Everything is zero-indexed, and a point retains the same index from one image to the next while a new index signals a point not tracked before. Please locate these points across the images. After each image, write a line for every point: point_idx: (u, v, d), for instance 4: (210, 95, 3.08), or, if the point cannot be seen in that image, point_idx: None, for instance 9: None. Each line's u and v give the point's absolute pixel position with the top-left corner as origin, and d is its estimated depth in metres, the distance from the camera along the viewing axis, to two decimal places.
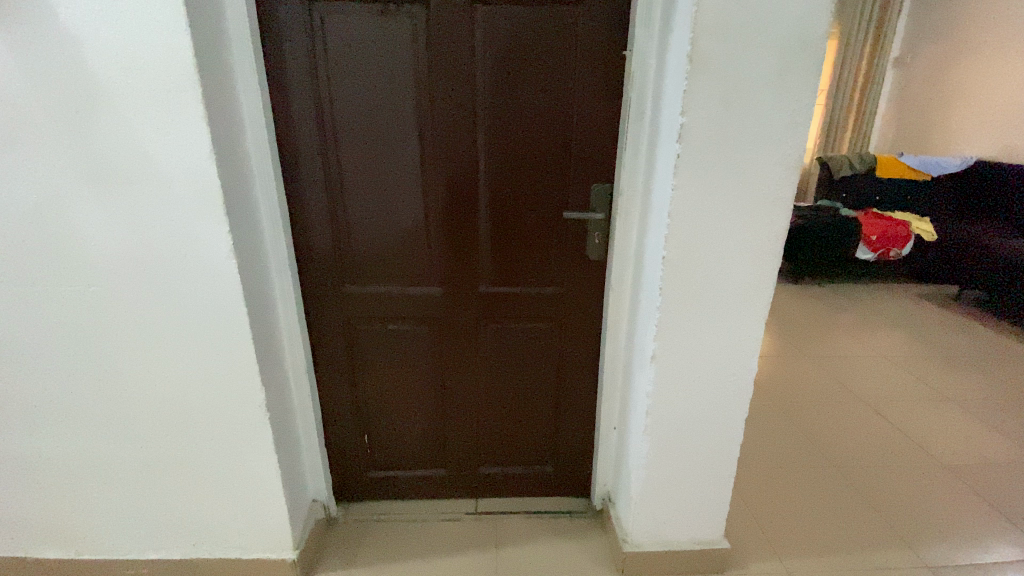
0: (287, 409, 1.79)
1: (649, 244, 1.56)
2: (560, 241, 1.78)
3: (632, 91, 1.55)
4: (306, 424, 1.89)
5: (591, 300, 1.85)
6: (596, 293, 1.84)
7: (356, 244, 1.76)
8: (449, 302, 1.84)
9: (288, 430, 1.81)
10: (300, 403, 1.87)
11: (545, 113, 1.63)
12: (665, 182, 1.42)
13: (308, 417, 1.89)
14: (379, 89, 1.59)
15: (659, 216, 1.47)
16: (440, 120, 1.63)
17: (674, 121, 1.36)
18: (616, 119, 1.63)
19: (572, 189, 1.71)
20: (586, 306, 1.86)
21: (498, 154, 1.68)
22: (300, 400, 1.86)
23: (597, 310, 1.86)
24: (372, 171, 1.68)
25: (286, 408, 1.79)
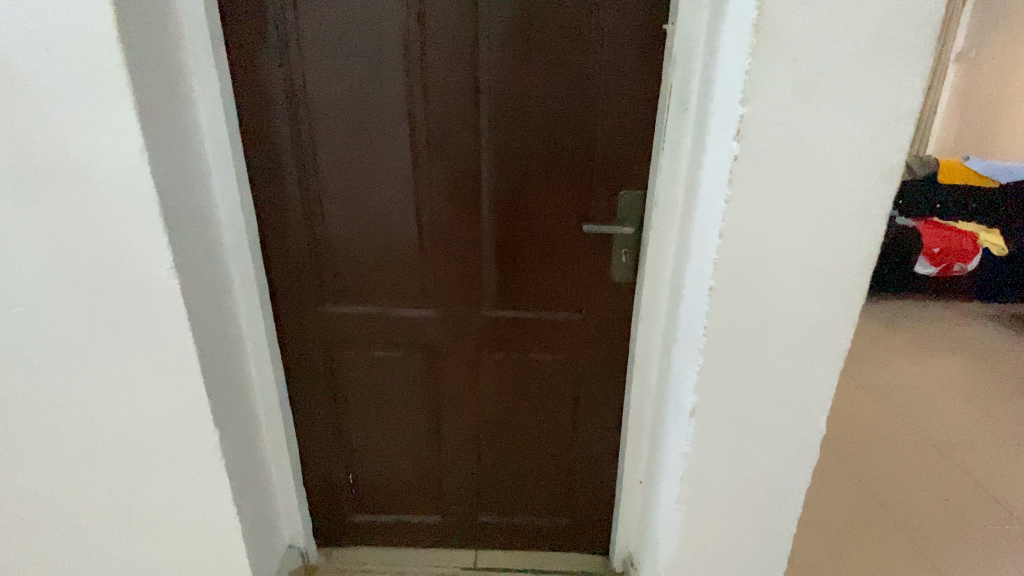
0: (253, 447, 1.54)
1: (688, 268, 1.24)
2: (578, 259, 1.47)
3: (673, 75, 1.23)
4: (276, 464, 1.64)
5: (615, 330, 1.54)
6: (622, 321, 1.53)
7: (338, 257, 1.49)
8: (445, 329, 1.56)
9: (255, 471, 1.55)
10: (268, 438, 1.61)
11: (562, 103, 1.33)
12: (716, 190, 1.10)
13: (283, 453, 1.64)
14: (361, 72, 1.31)
15: (705, 236, 1.15)
16: (436, 112, 1.35)
17: (730, 112, 1.03)
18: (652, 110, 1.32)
19: (593, 196, 1.41)
20: (610, 337, 1.55)
21: (505, 153, 1.38)
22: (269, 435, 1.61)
23: (623, 341, 1.55)
24: (354, 171, 1.40)
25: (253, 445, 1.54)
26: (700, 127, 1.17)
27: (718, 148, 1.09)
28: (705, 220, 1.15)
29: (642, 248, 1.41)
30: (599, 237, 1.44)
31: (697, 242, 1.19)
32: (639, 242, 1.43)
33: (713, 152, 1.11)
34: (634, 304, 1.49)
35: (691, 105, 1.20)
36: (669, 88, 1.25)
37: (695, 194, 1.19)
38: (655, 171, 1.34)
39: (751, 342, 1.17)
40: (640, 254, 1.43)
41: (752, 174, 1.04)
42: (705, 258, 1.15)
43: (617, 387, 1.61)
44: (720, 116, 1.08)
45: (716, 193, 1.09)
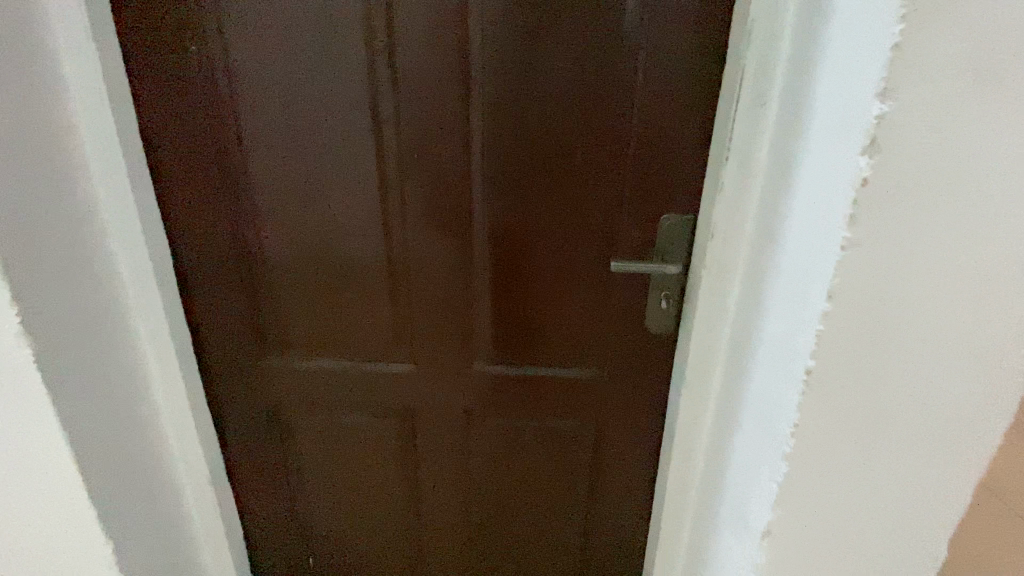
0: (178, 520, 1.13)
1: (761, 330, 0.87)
2: (602, 306, 1.11)
3: (747, 58, 0.86)
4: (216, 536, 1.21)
5: (647, 393, 1.17)
6: (655, 381, 1.16)
7: (283, 299, 1.13)
8: (426, 394, 1.18)
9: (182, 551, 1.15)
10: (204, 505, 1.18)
11: (586, 101, 0.97)
12: (819, 226, 0.73)
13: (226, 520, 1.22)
14: (309, 55, 0.95)
15: (796, 289, 0.78)
16: (411, 109, 0.98)
17: (852, 109, 0.66)
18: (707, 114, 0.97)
19: (625, 224, 1.05)
20: (640, 402, 1.18)
21: (506, 166, 1.02)
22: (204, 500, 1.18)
23: (656, 407, 1.19)
24: (302, 188, 1.04)
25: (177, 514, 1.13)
26: (787, 132, 0.80)
27: (822, 164, 0.72)
28: (797, 267, 0.78)
29: (691, 291, 1.04)
30: (633, 278, 1.08)
31: (778, 295, 0.82)
32: (684, 285, 1.07)
33: (810, 169, 0.74)
34: (675, 364, 1.12)
35: (771, 100, 0.83)
36: (738, 77, 0.89)
37: (776, 228, 0.82)
38: (712, 190, 0.97)
39: (856, 441, 0.82)
40: (685, 300, 1.06)
41: (884, 209, 0.68)
42: (796, 323, 0.78)
43: (648, 469, 1.25)
44: (825, 114, 0.71)
45: (820, 232, 0.72)
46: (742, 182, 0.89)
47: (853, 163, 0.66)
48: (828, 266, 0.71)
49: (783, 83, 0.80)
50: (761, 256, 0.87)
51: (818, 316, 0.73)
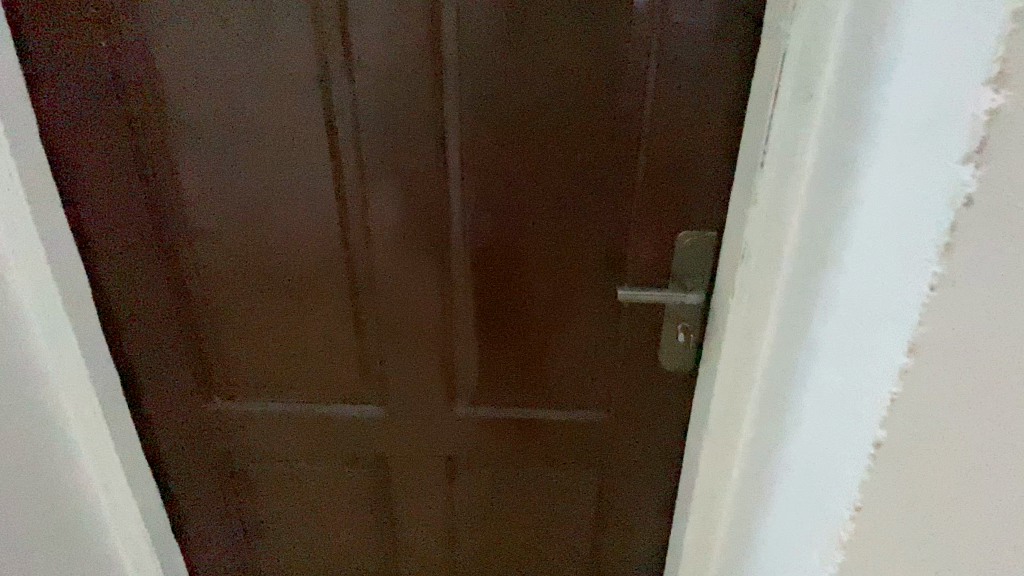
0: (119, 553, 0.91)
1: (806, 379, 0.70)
2: (607, 344, 0.94)
3: (787, 40, 0.69)
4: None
5: (662, 441, 1.00)
6: (671, 427, 0.99)
7: (230, 338, 0.96)
8: (402, 445, 1.02)
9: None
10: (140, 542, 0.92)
11: (584, 103, 0.81)
12: (890, 254, 0.55)
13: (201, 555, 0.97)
14: (250, 52, 0.79)
15: (857, 333, 0.60)
16: (375, 114, 0.82)
17: (943, 100, 0.49)
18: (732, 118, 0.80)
19: (633, 249, 0.88)
20: (653, 451, 1.01)
21: (490, 180, 0.85)
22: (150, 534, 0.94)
23: (673, 457, 1.01)
24: (248, 210, 0.87)
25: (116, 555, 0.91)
26: (839, 133, 0.63)
27: (895, 173, 0.55)
28: (857, 306, 0.60)
29: (714, 325, 0.87)
30: (644, 310, 0.91)
31: (830, 338, 0.65)
32: (706, 316, 0.90)
33: (876, 181, 0.57)
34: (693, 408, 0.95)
35: (820, 92, 0.66)
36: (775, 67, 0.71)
37: (827, 253, 0.65)
38: (740, 204, 0.80)
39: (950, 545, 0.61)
40: (707, 335, 0.89)
41: (990, 238, 0.50)
42: (858, 377, 0.60)
43: (661, 530, 1.08)
44: (898, 109, 0.54)
45: (891, 263, 0.55)
46: (779, 194, 0.72)
47: (949, 173, 0.49)
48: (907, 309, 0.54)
49: (835, 70, 0.63)
50: (805, 288, 0.69)
51: (894, 373, 0.56)
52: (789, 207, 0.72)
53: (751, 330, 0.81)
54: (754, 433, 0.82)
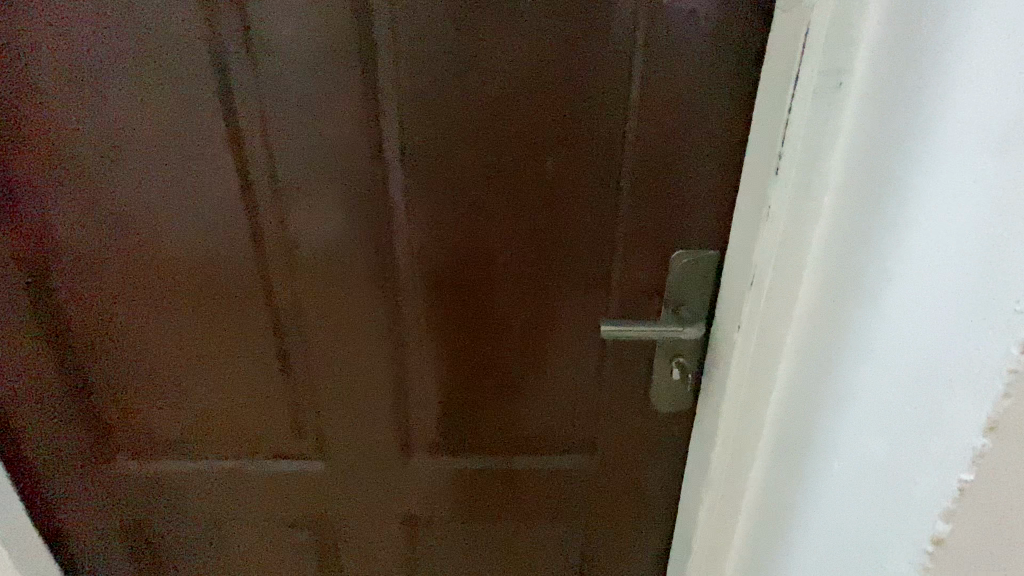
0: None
1: (835, 444, 0.56)
2: (588, 386, 0.80)
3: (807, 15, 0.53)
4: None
5: (652, 491, 0.86)
6: (664, 475, 0.85)
7: (136, 393, 0.80)
8: (355, 509, 0.87)
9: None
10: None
11: (553, 107, 0.65)
12: (964, 302, 0.42)
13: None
14: (127, 49, 0.63)
15: (912, 397, 0.47)
16: (294, 123, 0.66)
17: None
18: (738, 121, 0.65)
19: (617, 278, 0.74)
20: (642, 503, 0.87)
21: (442, 200, 0.70)
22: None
23: (666, 507, 0.88)
24: (146, 242, 0.72)
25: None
26: (885, 137, 0.48)
27: (973, 195, 0.40)
28: (911, 365, 0.47)
29: (715, 364, 0.73)
30: (631, 347, 0.77)
31: (870, 400, 0.52)
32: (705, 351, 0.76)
33: (937, 207, 0.43)
34: (692, 453, 0.81)
35: (854, 88, 0.52)
36: (788, 57, 0.57)
37: (865, 292, 0.51)
38: (747, 224, 0.65)
39: None
40: (707, 376, 0.75)
41: None
42: (913, 454, 0.47)
43: None
44: (975, 113, 0.40)
45: (961, 316, 0.42)
46: (799, 214, 0.58)
47: None
48: (984, 379, 0.40)
49: (875, 60, 0.49)
50: (837, 332, 0.56)
51: (968, 459, 0.42)
52: (813, 230, 0.58)
53: (760, 374, 0.67)
54: (769, 491, 0.69)
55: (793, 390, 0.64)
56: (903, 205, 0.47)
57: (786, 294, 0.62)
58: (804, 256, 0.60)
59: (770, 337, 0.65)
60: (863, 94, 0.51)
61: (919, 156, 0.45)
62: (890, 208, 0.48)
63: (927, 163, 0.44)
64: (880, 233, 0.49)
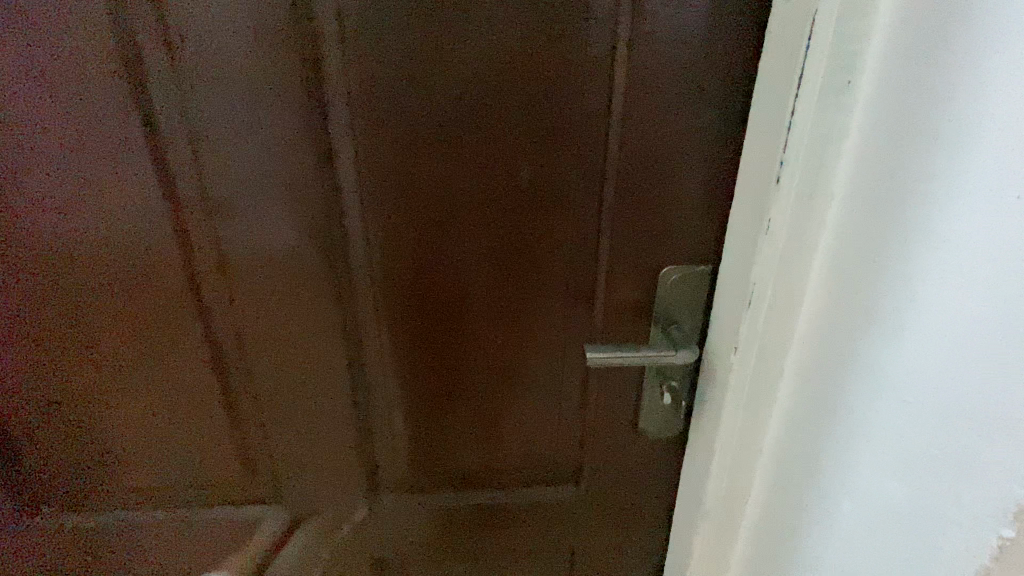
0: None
1: (845, 485, 0.51)
2: (572, 417, 0.74)
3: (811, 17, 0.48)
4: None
5: (640, 525, 0.81)
6: (652, 508, 0.80)
7: (66, 441, 0.72)
8: (320, 561, 0.79)
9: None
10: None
11: (526, 115, 0.58)
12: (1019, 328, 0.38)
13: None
14: (26, 60, 0.54)
15: (945, 434, 0.43)
16: (226, 137, 0.58)
17: None
18: (730, 130, 0.59)
19: (601, 301, 0.67)
20: (629, 538, 0.81)
21: (405, 219, 0.62)
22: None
23: (655, 540, 0.82)
24: (64, 276, 0.63)
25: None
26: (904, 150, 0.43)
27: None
28: (940, 405, 0.43)
29: (708, 390, 0.67)
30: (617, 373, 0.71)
31: (888, 441, 0.47)
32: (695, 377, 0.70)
33: (976, 239, 0.40)
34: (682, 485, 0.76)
35: (866, 91, 0.46)
36: (789, 57, 0.51)
37: (881, 321, 0.46)
38: (742, 240, 0.59)
39: None
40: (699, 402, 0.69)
41: None
42: (946, 494, 0.43)
43: None
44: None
45: (1003, 356, 0.39)
46: (800, 234, 0.52)
47: None
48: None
49: (892, 62, 0.44)
50: (845, 361, 0.50)
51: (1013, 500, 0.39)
52: (815, 249, 0.53)
53: (756, 403, 0.61)
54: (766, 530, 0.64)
55: (792, 421, 0.58)
56: (931, 231, 0.42)
57: (786, 318, 0.56)
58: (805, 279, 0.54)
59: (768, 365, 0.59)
60: (877, 99, 0.45)
61: (951, 181, 0.41)
62: (912, 232, 0.43)
63: (962, 190, 0.40)
64: (899, 259, 0.44)
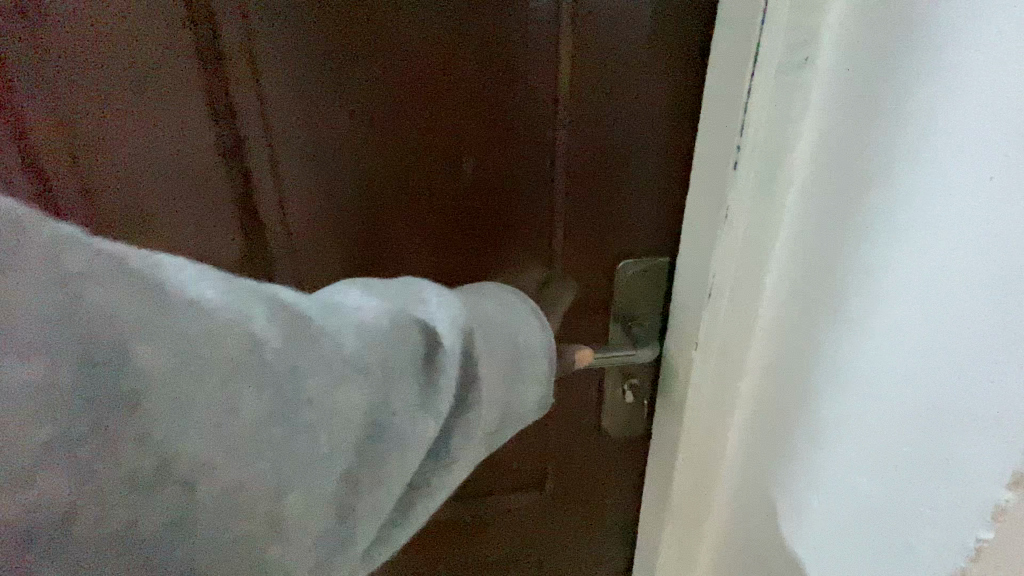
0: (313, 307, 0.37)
1: (818, 478, 0.50)
2: (531, 426, 0.70)
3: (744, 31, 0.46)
4: (534, 363, 0.47)
5: (609, 535, 0.79)
6: (620, 519, 0.78)
7: None
8: None
9: (314, 540, 0.37)
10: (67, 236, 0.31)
11: (463, 103, 0.53)
12: (961, 327, 0.37)
13: (235, 506, 0.33)
14: None
15: (907, 431, 0.41)
16: (112, 136, 0.52)
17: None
18: (685, 112, 0.55)
19: (555, 300, 0.63)
20: (597, 547, 0.80)
21: (334, 218, 0.58)
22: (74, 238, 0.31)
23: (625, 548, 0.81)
24: None
25: (176, 305, 0.32)
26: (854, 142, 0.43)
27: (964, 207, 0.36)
28: (911, 401, 0.41)
29: (670, 387, 0.63)
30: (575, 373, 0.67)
31: (853, 437, 0.46)
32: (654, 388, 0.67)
33: (943, 227, 0.37)
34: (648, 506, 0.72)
35: (825, 71, 0.44)
36: (727, 68, 0.49)
37: (847, 312, 0.46)
38: (699, 230, 0.55)
39: None
40: (661, 401, 0.66)
41: None
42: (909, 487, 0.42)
43: None
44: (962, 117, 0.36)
45: (962, 353, 0.37)
46: (755, 235, 0.51)
47: None
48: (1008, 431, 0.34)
49: (852, 41, 0.42)
50: (811, 350, 0.50)
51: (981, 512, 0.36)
52: (773, 245, 0.52)
53: (719, 404, 0.60)
54: (739, 530, 0.63)
55: (758, 417, 0.58)
56: (896, 220, 0.40)
57: (744, 316, 0.55)
58: (763, 278, 0.53)
59: (729, 368, 0.58)
60: (836, 81, 0.44)
61: (915, 166, 0.39)
62: (869, 223, 0.43)
63: (928, 175, 0.38)
64: (857, 251, 0.44)
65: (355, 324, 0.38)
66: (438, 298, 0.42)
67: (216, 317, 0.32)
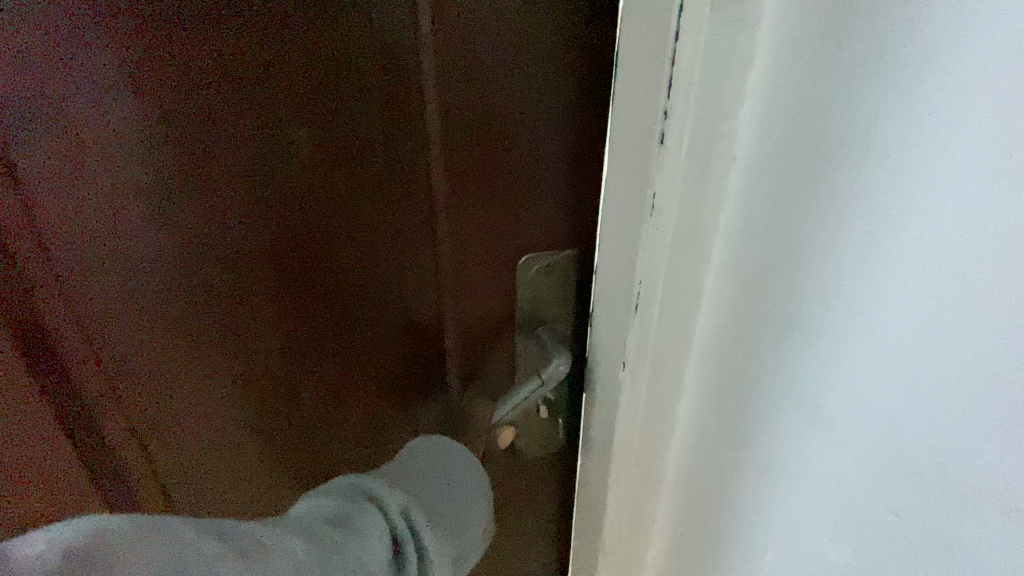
0: (320, 521, 0.36)
1: (784, 513, 0.43)
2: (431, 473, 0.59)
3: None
4: (479, 514, 0.47)
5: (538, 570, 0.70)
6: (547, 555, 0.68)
7: None
8: None
9: None
10: (74, 534, 0.27)
11: (278, 68, 0.36)
12: (950, 372, 0.31)
13: None
14: None
15: (884, 483, 0.36)
16: None
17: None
18: (594, 59, 0.40)
19: (448, 323, 0.50)
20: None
21: (112, 242, 0.40)
22: (31, 554, 0.26)
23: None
24: None
25: (246, 551, 0.31)
26: (805, 152, 0.35)
27: (944, 227, 0.30)
28: (892, 432, 0.35)
29: (591, 415, 0.51)
30: (479, 397, 0.54)
31: (819, 488, 0.40)
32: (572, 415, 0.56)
33: (928, 243, 0.31)
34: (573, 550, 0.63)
35: (771, 10, 0.34)
36: (638, 49, 0.37)
37: (810, 329, 0.37)
38: (618, 221, 0.43)
39: None
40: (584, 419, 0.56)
41: None
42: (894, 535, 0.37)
43: None
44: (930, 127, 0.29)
45: (951, 400, 0.31)
46: (686, 257, 0.41)
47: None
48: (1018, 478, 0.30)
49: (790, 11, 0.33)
50: (762, 372, 0.41)
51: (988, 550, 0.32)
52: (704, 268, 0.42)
53: (651, 452, 0.50)
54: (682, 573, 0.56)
55: (694, 462, 0.49)
56: (870, 211, 0.33)
57: (676, 353, 0.45)
58: (694, 307, 0.44)
59: (660, 414, 0.48)
60: (789, 25, 0.34)
61: (897, 162, 0.31)
62: (833, 247, 0.35)
63: (910, 178, 0.30)
64: (818, 280, 0.36)
65: (354, 525, 0.37)
66: (380, 477, 0.42)
67: (267, 556, 0.31)
